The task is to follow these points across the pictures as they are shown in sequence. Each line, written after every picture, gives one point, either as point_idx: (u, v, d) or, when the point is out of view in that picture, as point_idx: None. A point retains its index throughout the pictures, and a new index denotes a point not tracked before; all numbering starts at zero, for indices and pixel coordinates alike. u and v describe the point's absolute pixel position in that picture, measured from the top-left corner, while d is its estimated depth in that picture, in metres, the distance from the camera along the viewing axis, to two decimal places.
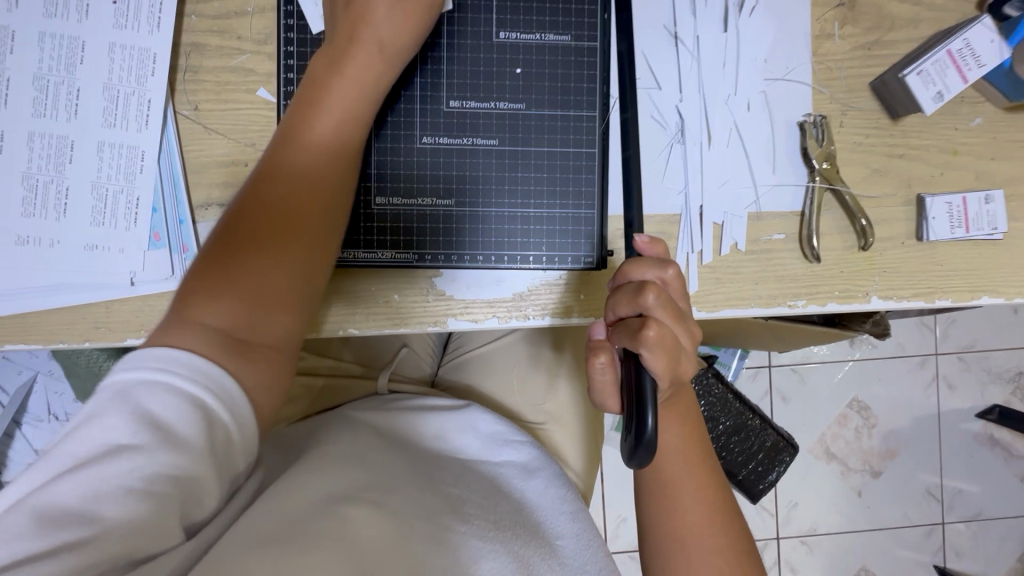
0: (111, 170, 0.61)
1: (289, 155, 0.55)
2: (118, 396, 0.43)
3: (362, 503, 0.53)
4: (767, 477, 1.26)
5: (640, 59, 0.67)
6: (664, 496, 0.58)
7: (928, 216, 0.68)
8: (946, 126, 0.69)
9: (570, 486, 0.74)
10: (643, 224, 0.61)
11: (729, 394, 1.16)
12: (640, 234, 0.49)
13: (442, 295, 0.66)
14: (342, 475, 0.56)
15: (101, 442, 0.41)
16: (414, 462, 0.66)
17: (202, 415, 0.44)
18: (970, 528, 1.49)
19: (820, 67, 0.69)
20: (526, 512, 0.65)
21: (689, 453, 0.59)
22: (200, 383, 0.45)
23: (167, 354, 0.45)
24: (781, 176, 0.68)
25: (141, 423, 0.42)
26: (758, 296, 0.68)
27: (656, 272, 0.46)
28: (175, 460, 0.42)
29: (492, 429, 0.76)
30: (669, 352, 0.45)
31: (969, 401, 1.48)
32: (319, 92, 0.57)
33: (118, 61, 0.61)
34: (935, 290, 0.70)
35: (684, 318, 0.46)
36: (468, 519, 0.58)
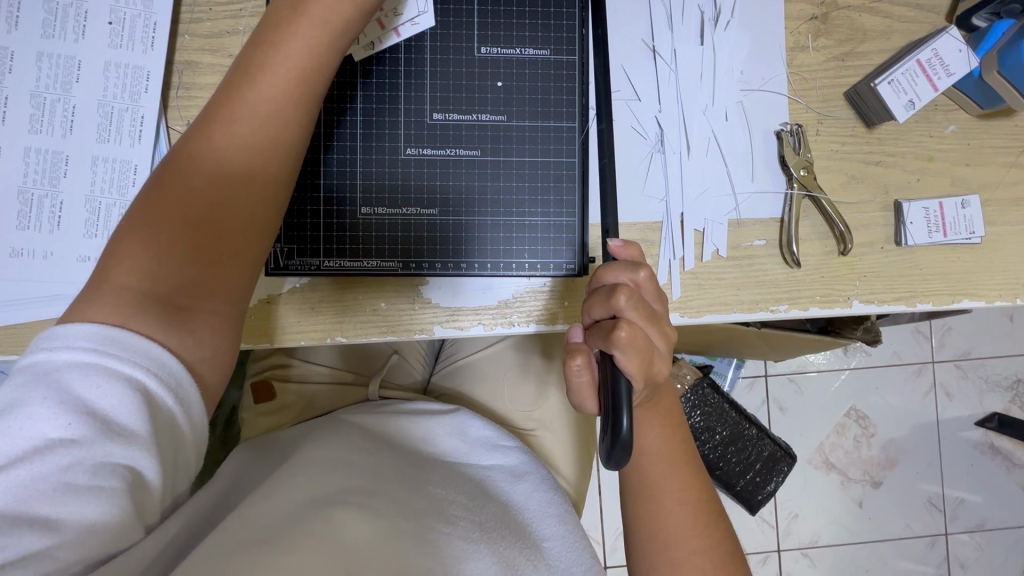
0: (104, 184, 0.63)
1: (219, 129, 0.51)
2: (41, 380, 0.41)
3: (347, 507, 0.55)
4: (766, 487, 1.25)
5: (619, 72, 0.69)
6: (648, 496, 0.58)
7: (905, 221, 0.69)
8: (922, 134, 0.71)
9: (558, 489, 0.74)
10: (618, 231, 0.61)
11: (725, 404, 1.16)
12: (615, 238, 0.50)
13: (428, 304, 0.67)
14: (330, 480, 0.59)
15: (28, 430, 0.39)
16: (402, 464, 0.67)
17: (143, 399, 0.42)
18: (973, 539, 1.48)
19: (795, 78, 0.70)
20: (512, 515, 0.67)
21: (673, 454, 0.59)
22: (134, 363, 0.43)
23: (91, 330, 0.43)
24: (760, 184, 0.70)
25: (72, 409, 0.40)
26: (741, 301, 0.69)
27: (629, 274, 0.47)
28: (116, 449, 0.41)
29: (482, 433, 0.77)
30: (642, 353, 0.46)
31: (967, 409, 1.47)
32: (264, 52, 0.53)
33: (113, 79, 0.63)
34: (916, 294, 0.71)
35: (658, 318, 0.47)
36: (452, 522, 0.59)
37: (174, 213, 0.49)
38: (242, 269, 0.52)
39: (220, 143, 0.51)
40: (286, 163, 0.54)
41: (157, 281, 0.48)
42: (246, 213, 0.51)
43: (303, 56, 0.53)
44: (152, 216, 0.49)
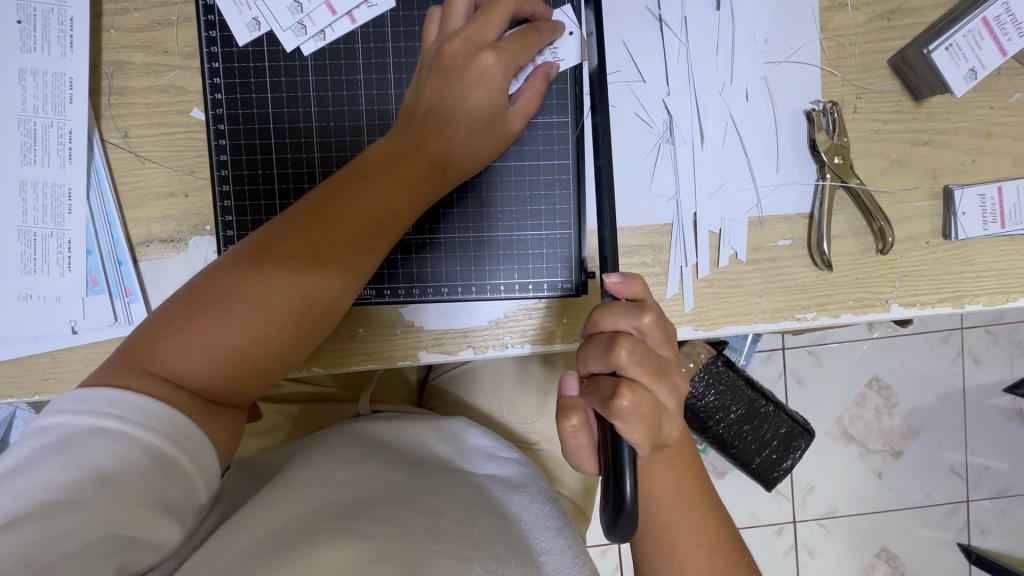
0: (36, 212, 0.56)
1: (303, 227, 0.50)
2: (58, 445, 0.41)
3: (325, 532, 0.47)
4: (782, 463, 1.00)
5: (619, 47, 0.59)
6: (663, 540, 0.52)
7: (955, 211, 0.60)
8: (979, 105, 0.60)
9: (558, 502, 0.64)
10: (615, 253, 0.50)
11: (741, 379, 0.93)
12: (611, 273, 0.46)
13: (410, 326, 0.60)
14: (305, 502, 0.50)
15: (38, 494, 0.39)
16: (392, 475, 0.59)
17: (153, 462, 0.42)
18: (996, 506, 1.29)
19: (830, 44, 0.60)
20: (509, 526, 0.57)
21: (684, 494, 0.53)
22: (151, 429, 0.43)
23: (129, 398, 0.43)
24: (786, 175, 0.60)
25: (86, 475, 0.40)
26: (762, 310, 0.61)
27: (631, 320, 0.44)
28: (121, 512, 0.40)
29: (478, 442, 0.69)
30: (647, 415, 0.42)
31: (996, 374, 1.27)
32: (374, 165, 0.53)
33: (32, 89, 0.55)
34: (964, 293, 0.61)
35: (665, 370, 0.44)
36: (443, 538, 0.50)
37: (239, 295, 0.47)
38: (277, 376, 0.51)
39: (297, 244, 0.49)
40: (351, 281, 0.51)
41: (206, 371, 0.47)
42: (305, 307, 0.49)
43: (412, 175, 0.53)
44: (216, 287, 0.48)
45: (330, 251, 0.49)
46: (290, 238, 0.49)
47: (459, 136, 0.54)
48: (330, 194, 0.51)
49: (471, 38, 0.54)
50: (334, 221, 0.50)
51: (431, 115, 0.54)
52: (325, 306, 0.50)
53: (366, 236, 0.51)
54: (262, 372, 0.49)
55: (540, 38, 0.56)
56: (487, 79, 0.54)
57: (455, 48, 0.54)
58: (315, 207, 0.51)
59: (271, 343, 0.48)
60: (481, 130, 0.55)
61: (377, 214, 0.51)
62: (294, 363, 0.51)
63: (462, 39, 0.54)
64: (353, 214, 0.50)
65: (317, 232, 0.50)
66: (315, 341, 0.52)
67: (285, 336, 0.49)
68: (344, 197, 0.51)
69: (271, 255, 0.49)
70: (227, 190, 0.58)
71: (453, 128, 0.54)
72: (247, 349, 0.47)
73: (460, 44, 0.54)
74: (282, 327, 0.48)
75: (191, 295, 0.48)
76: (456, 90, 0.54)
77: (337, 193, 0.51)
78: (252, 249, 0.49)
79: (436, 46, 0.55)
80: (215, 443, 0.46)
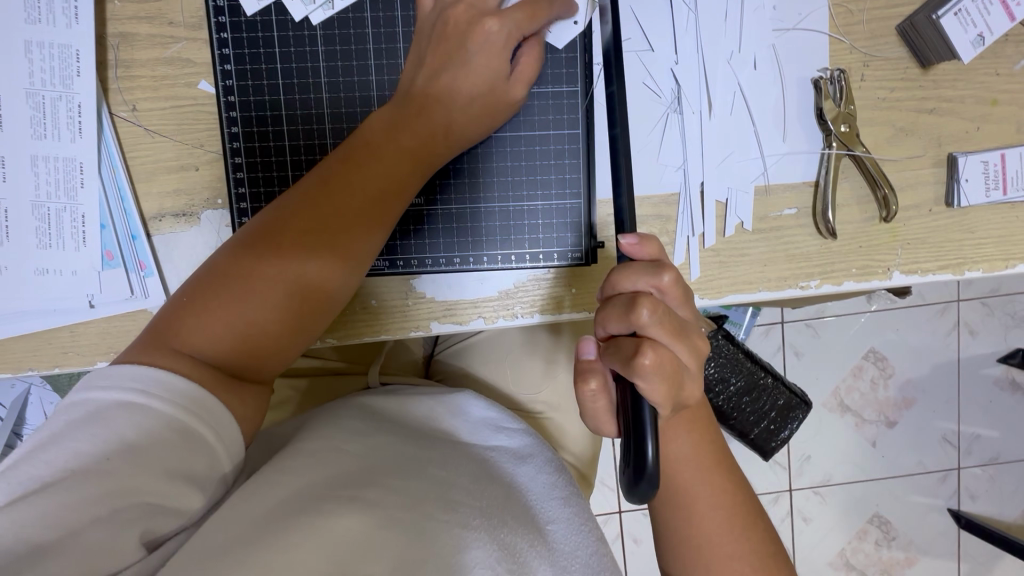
0: (50, 186, 0.57)
1: (311, 198, 0.51)
2: (88, 418, 0.42)
3: (338, 501, 0.47)
4: (780, 434, 1.04)
5: (627, 15, 0.59)
6: (681, 502, 0.53)
7: (959, 178, 0.60)
8: (984, 72, 0.61)
9: (563, 470, 0.66)
10: (634, 220, 0.48)
11: (742, 352, 0.95)
12: (628, 235, 0.47)
13: (422, 298, 0.62)
14: (319, 469, 0.51)
15: (69, 463, 0.41)
16: (404, 443, 0.60)
17: (178, 436, 0.43)
18: (986, 472, 1.33)
19: (839, 11, 0.60)
20: (517, 494, 0.58)
21: (703, 458, 0.54)
22: (176, 405, 0.44)
23: (154, 373, 0.44)
24: (792, 144, 0.61)
25: (116, 447, 0.41)
26: (767, 279, 0.62)
27: (650, 280, 0.46)
28: (146, 482, 0.42)
29: (483, 415, 0.70)
30: (668, 373, 0.44)
31: (991, 344, 1.30)
32: (378, 135, 0.53)
33: (39, 62, 0.55)
34: (964, 261, 0.63)
35: (685, 332, 0.46)
36: (454, 507, 0.51)
37: (254, 269, 0.48)
38: (296, 348, 0.52)
39: (307, 214, 0.50)
40: (362, 251, 0.52)
41: (227, 345, 0.48)
42: (319, 278, 0.50)
43: (417, 144, 0.54)
44: (232, 263, 0.49)
45: (345, 221, 0.50)
46: (304, 212, 0.50)
47: (461, 101, 0.55)
48: (336, 167, 0.52)
49: (474, 5, 0.55)
50: (346, 192, 0.51)
51: (433, 81, 0.54)
52: (340, 277, 0.51)
53: (380, 205, 0.52)
54: (281, 344, 0.50)
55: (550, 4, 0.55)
56: (489, 43, 0.54)
57: (458, 16, 0.54)
58: (324, 180, 0.51)
59: (293, 313, 0.49)
60: (488, 96, 0.55)
61: (388, 182, 0.52)
62: (318, 332, 0.53)
63: (466, 5, 0.54)
64: (361, 185, 0.51)
65: (327, 204, 0.50)
66: (331, 313, 0.52)
67: (301, 308, 0.50)
68: (354, 167, 0.52)
69: (284, 230, 0.50)
70: (239, 163, 0.59)
71: (454, 94, 0.54)
72: (271, 322, 0.49)
73: (463, 10, 0.54)
74: (300, 299, 0.49)
75: (208, 274, 0.49)
76: (460, 55, 0.54)
77: (343, 166, 0.52)
78: (264, 226, 0.50)
79: (436, 14, 0.56)
80: (239, 416, 0.47)
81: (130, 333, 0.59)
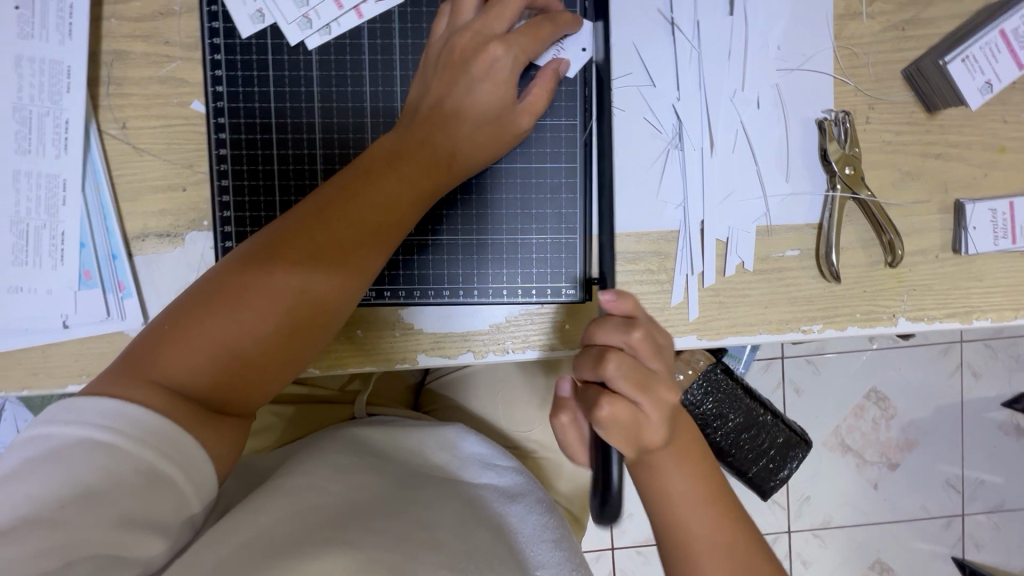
0: (31, 203, 0.55)
1: (307, 225, 0.49)
2: (46, 456, 0.39)
3: (310, 547, 0.44)
4: (779, 474, 0.99)
5: (629, 51, 0.58)
6: (679, 544, 0.48)
7: (967, 225, 0.59)
8: (992, 118, 0.59)
9: (556, 511, 0.63)
10: (617, 269, 0.47)
11: (741, 389, 0.91)
12: (605, 290, 0.47)
13: (410, 329, 0.59)
14: (296, 509, 0.48)
15: (21, 507, 0.37)
16: (388, 481, 0.57)
17: (141, 477, 0.40)
18: (991, 521, 1.28)
19: (844, 53, 0.59)
20: (505, 537, 0.55)
21: (699, 493, 0.49)
22: (143, 443, 0.41)
23: (124, 409, 0.41)
24: (795, 185, 0.59)
25: (73, 490, 0.38)
26: (768, 321, 0.60)
27: (621, 336, 0.46)
28: (104, 529, 0.39)
29: (476, 449, 0.67)
30: (625, 425, 0.45)
31: (995, 389, 1.27)
32: (380, 163, 0.52)
33: (29, 76, 0.54)
34: (973, 309, 0.61)
35: (652, 384, 0.46)
36: (436, 552, 0.47)
37: (242, 297, 0.46)
38: (280, 382, 0.49)
39: (301, 242, 0.48)
40: (357, 282, 0.50)
41: (208, 378, 0.45)
42: (309, 310, 0.48)
43: (418, 173, 0.52)
44: (218, 289, 0.47)
45: (338, 252, 0.48)
46: (299, 239, 0.48)
47: (465, 132, 0.53)
48: (335, 194, 0.50)
49: (480, 32, 0.53)
50: (343, 221, 0.49)
51: (437, 111, 0.53)
52: (332, 309, 0.49)
53: (377, 235, 0.50)
54: (264, 377, 0.47)
55: (553, 28, 0.55)
56: (494, 72, 0.53)
57: (464, 43, 0.53)
58: (320, 207, 0.50)
59: (280, 346, 0.47)
60: (486, 125, 0.54)
61: (387, 213, 0.51)
62: (304, 367, 0.50)
63: (472, 32, 0.53)
64: (358, 213, 0.50)
65: (321, 232, 0.48)
66: (319, 345, 0.50)
67: (288, 341, 0.47)
68: (351, 196, 0.50)
69: (275, 257, 0.47)
70: (227, 185, 0.57)
71: (458, 125, 0.53)
72: (254, 354, 0.46)
73: (469, 38, 0.53)
74: (289, 331, 0.47)
75: (192, 299, 0.47)
76: (464, 85, 0.53)
77: (342, 193, 0.50)
78: (255, 252, 0.48)
79: (442, 40, 0.55)
80: (212, 455, 0.44)
81: (103, 357, 0.57)
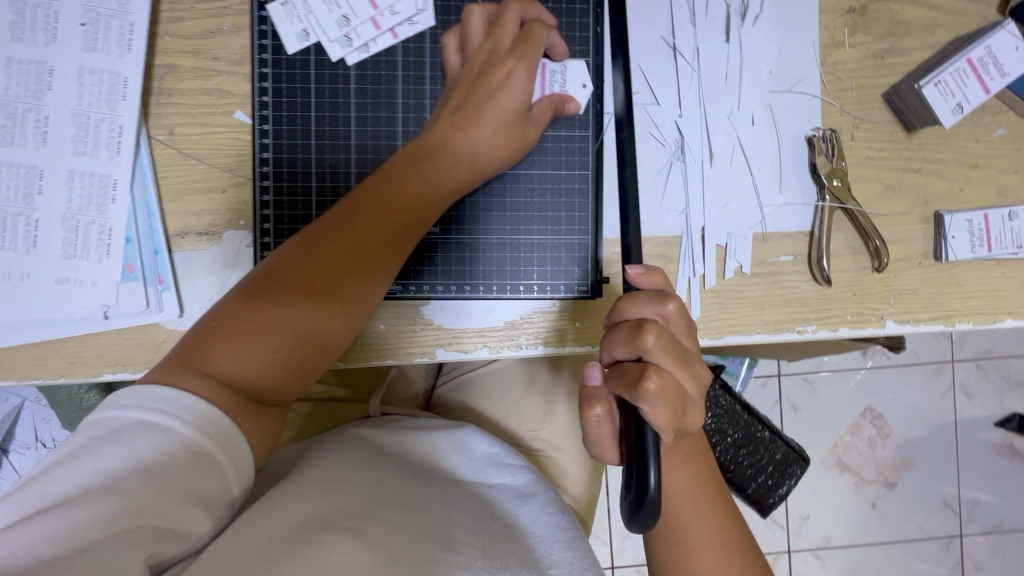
0: (82, 200, 0.59)
1: (337, 226, 0.53)
2: (107, 435, 0.42)
3: (339, 530, 0.46)
4: (778, 491, 1.03)
5: (636, 73, 0.64)
6: (678, 540, 0.51)
7: (946, 234, 0.64)
8: (965, 138, 0.65)
9: (567, 512, 0.66)
10: (642, 255, 0.50)
11: (738, 404, 0.95)
12: (632, 264, 0.48)
13: (430, 325, 0.63)
14: (324, 499, 0.50)
15: (85, 480, 0.40)
16: (407, 479, 0.59)
17: (191, 456, 0.43)
18: (989, 541, 1.30)
19: (829, 78, 0.65)
20: (519, 537, 0.58)
21: (700, 493, 0.52)
22: (195, 425, 0.44)
23: (173, 396, 0.44)
24: (788, 196, 0.65)
25: (130, 465, 0.41)
26: (765, 322, 0.64)
27: (655, 308, 0.46)
28: (156, 501, 0.41)
29: (486, 450, 0.70)
30: (671, 399, 0.43)
31: (987, 409, 1.30)
32: (403, 168, 0.56)
33: (89, 86, 0.59)
34: (955, 313, 0.65)
35: (688, 359, 0.45)
36: (456, 548, 0.50)
37: (278, 294, 0.50)
38: (311, 374, 0.53)
39: (332, 241, 0.52)
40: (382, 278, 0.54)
41: (247, 368, 0.48)
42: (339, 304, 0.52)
43: (439, 177, 0.57)
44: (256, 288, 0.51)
45: (365, 250, 0.53)
46: (334, 241, 0.52)
47: (481, 140, 0.58)
48: (361, 198, 0.55)
49: (493, 52, 0.59)
50: (370, 222, 0.54)
51: (454, 121, 0.58)
52: (360, 302, 0.53)
53: (400, 234, 0.55)
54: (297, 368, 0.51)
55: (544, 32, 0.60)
56: (508, 85, 0.58)
57: (479, 62, 0.59)
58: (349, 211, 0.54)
59: (312, 338, 0.51)
60: (500, 131, 0.59)
61: (413, 215, 0.56)
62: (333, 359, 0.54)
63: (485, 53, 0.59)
64: (383, 215, 0.54)
65: (350, 233, 0.53)
66: (347, 339, 0.54)
67: (320, 332, 0.51)
68: (376, 199, 0.55)
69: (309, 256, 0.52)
70: (267, 185, 0.62)
71: (475, 132, 0.58)
72: (288, 345, 0.50)
73: (484, 58, 0.59)
74: (321, 323, 0.51)
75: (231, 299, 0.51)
76: (480, 97, 0.58)
77: (368, 197, 0.55)
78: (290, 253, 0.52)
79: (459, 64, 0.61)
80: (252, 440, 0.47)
81: (140, 348, 0.60)
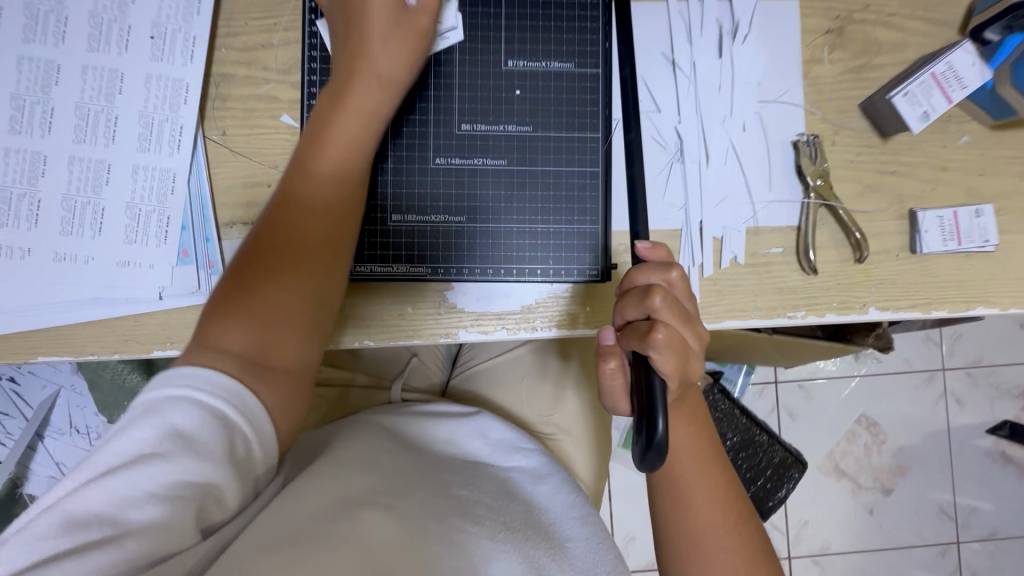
0: (144, 191, 0.66)
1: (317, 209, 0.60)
2: (145, 411, 0.46)
3: (373, 507, 0.51)
4: (776, 495, 1.06)
5: (641, 84, 0.72)
6: (678, 491, 0.56)
7: (920, 229, 0.70)
8: (935, 144, 0.73)
9: (580, 491, 0.70)
10: (647, 232, 0.65)
11: (736, 408, 1.02)
12: (641, 241, 0.55)
13: (453, 308, 0.69)
14: (355, 479, 0.55)
15: (132, 452, 0.45)
16: (427, 467, 0.64)
17: (222, 425, 0.47)
18: (984, 548, 1.34)
19: (812, 90, 0.73)
20: (535, 515, 0.62)
21: (700, 451, 0.58)
22: (221, 396, 0.48)
23: (195, 371, 0.49)
24: (777, 193, 0.72)
25: (168, 436, 0.45)
26: (759, 308, 0.70)
27: (662, 275, 0.53)
28: (198, 467, 0.45)
29: (501, 436, 0.74)
30: (677, 349, 0.50)
31: (979, 417, 1.34)
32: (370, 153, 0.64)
33: (154, 90, 0.66)
34: (931, 301, 0.72)
35: (689, 318, 0.53)
36: (478, 523, 0.55)
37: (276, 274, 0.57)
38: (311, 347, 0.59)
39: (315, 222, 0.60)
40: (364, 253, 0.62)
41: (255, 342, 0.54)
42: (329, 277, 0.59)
43: None
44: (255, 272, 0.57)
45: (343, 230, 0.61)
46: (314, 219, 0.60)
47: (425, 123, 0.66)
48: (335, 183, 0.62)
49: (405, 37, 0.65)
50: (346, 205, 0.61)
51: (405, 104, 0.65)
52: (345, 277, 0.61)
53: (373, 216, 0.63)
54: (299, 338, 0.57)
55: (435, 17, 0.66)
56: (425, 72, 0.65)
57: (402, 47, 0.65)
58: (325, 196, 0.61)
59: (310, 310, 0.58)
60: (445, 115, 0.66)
61: None
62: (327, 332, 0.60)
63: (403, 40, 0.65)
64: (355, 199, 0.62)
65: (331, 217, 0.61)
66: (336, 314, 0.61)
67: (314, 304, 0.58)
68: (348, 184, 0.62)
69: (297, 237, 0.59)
70: None
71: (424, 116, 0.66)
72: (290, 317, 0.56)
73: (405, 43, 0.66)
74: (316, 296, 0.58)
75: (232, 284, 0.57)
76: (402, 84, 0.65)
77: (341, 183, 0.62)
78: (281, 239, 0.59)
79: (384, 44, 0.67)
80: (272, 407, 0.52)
81: (188, 327, 0.66)
